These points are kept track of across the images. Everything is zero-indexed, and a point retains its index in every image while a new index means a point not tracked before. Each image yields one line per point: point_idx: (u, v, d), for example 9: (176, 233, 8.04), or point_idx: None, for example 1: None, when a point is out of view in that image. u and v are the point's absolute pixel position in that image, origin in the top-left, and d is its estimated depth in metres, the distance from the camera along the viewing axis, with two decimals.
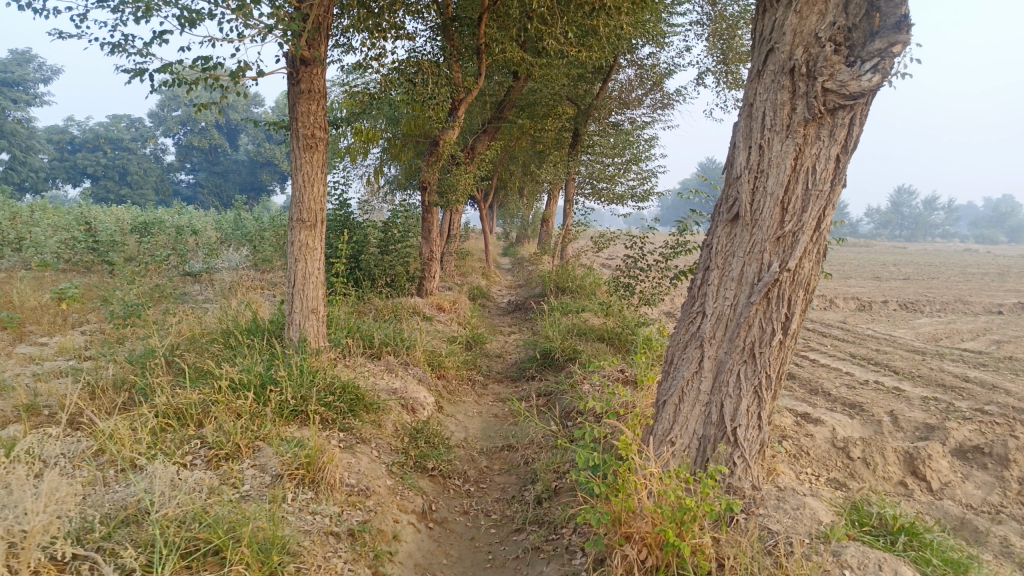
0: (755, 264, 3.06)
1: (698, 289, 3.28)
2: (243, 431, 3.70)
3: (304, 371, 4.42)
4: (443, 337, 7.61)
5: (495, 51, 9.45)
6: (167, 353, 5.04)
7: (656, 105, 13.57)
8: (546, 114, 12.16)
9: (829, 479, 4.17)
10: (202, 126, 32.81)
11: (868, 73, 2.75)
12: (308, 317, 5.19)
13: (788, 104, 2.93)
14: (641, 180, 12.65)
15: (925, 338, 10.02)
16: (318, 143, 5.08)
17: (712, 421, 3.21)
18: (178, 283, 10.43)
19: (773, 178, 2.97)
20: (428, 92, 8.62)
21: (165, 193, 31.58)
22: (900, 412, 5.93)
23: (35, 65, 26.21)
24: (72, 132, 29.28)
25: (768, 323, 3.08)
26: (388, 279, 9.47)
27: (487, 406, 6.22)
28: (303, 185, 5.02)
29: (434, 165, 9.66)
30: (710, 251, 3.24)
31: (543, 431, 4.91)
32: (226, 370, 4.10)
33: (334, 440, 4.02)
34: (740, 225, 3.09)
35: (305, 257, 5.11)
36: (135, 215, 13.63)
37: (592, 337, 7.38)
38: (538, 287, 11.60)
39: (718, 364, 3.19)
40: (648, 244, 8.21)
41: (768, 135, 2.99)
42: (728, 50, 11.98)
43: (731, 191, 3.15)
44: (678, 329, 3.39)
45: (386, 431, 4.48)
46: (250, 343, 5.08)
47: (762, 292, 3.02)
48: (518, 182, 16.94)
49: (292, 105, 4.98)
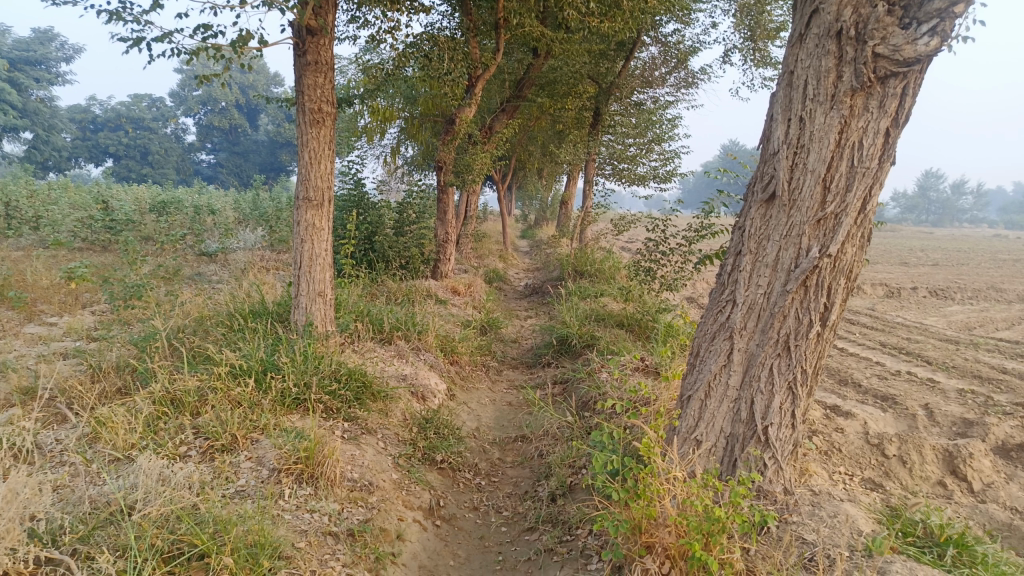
0: (792, 249, 2.79)
1: (728, 276, 3.02)
2: (241, 421, 3.52)
3: (308, 357, 4.22)
4: (458, 321, 7.39)
5: (514, 26, 9.13)
6: (171, 335, 4.87)
7: (680, 84, 13.17)
8: (566, 93, 11.79)
9: (862, 479, 3.91)
10: (222, 106, 32.75)
11: (925, 36, 2.43)
12: (315, 300, 4.98)
13: (833, 72, 2.64)
14: (663, 160, 12.29)
15: (958, 327, 9.66)
16: (326, 118, 4.84)
17: (741, 419, 2.97)
18: (193, 262, 10.30)
19: (815, 153, 2.70)
20: (444, 69, 8.32)
21: (186, 172, 31.60)
22: (936, 406, 5.62)
23: (57, 44, 26.09)
24: (94, 111, 29.27)
25: (805, 313, 2.82)
26: (403, 260, 9.25)
27: (501, 394, 6.00)
28: (309, 163, 4.80)
29: (450, 145, 9.40)
30: (742, 235, 2.96)
31: (559, 421, 4.68)
32: (226, 356, 3.92)
33: (338, 430, 3.82)
34: (776, 206, 2.81)
35: (312, 238, 4.90)
36: (153, 194, 13.51)
37: (611, 323, 7.13)
38: (556, 270, 11.33)
39: (748, 357, 2.94)
40: (671, 227, 7.90)
41: (809, 107, 2.70)
42: (756, 27, 11.56)
43: (766, 169, 2.87)
44: (705, 319, 3.13)
45: (393, 420, 4.27)
46: (255, 326, 4.89)
47: (799, 280, 2.77)
48: (537, 163, 16.64)
49: (298, 77, 4.75)
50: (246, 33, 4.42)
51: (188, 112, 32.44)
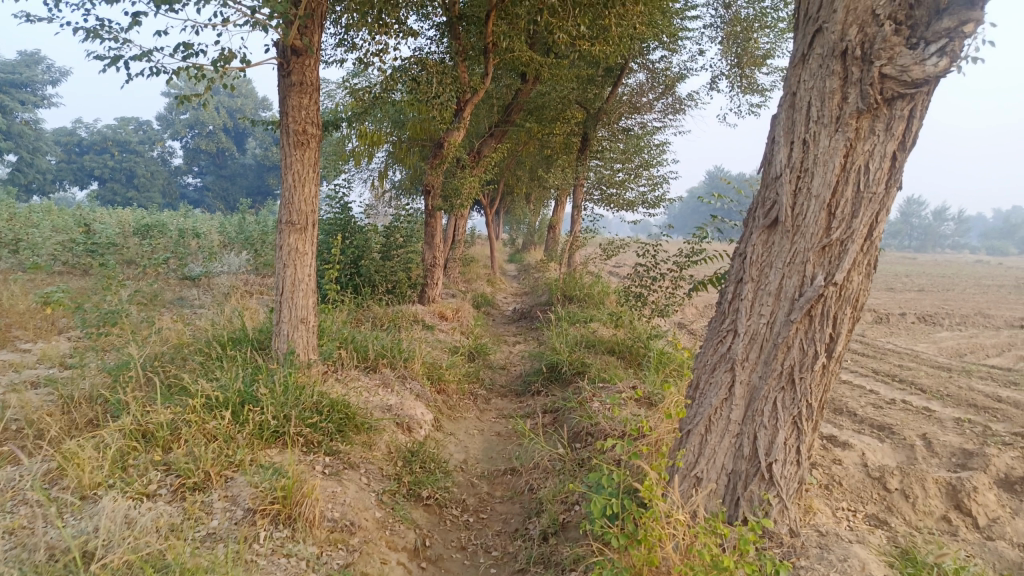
0: (796, 277, 2.67)
1: (729, 304, 2.89)
2: (216, 457, 3.33)
3: (288, 388, 4.04)
4: (445, 348, 7.22)
5: (502, 51, 9.09)
6: (147, 363, 4.68)
7: (668, 110, 13.20)
8: (555, 118, 11.76)
9: (865, 515, 3.75)
10: (209, 129, 32.65)
11: (933, 57, 2.33)
12: (298, 328, 4.81)
13: (838, 93, 2.54)
14: (652, 186, 12.21)
15: (949, 354, 9.59)
16: (310, 139, 4.70)
17: (744, 455, 2.82)
18: (175, 287, 10.09)
19: (819, 178, 2.59)
20: (433, 92, 8.24)
21: (172, 196, 31.34)
22: (934, 436, 5.50)
23: (44, 67, 25.98)
24: (80, 133, 29.07)
25: (810, 344, 2.69)
26: (389, 285, 9.09)
27: (489, 423, 5.82)
28: (292, 185, 4.66)
29: (438, 168, 9.29)
30: (743, 262, 2.85)
31: (549, 453, 4.51)
32: (201, 387, 3.74)
33: (318, 466, 3.64)
34: (779, 232, 2.70)
35: (295, 263, 4.74)
36: (137, 217, 13.31)
37: (602, 350, 6.99)
38: (544, 295, 11.21)
39: (751, 390, 2.80)
40: (661, 252, 7.81)
41: (813, 129, 2.60)
42: (743, 54, 11.62)
43: (768, 194, 2.77)
44: (705, 349, 3.00)
45: (377, 454, 4.09)
46: (234, 354, 4.71)
47: (804, 310, 2.64)
48: (525, 188, 16.59)
49: (282, 98, 4.62)
50: (228, 52, 4.28)
51: (175, 135, 32.33)
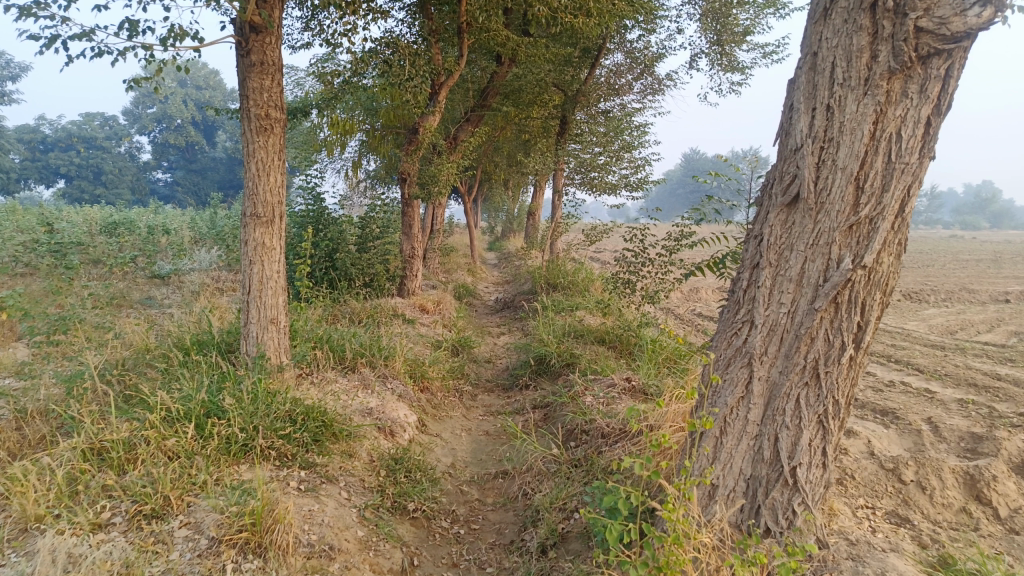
0: (819, 260, 2.39)
1: (744, 292, 2.61)
2: (177, 478, 2.99)
3: (258, 396, 3.70)
4: (427, 343, 6.89)
5: (476, 30, 8.74)
6: (107, 371, 4.30)
7: (646, 91, 12.87)
8: (532, 102, 11.41)
9: (884, 513, 3.49)
10: (178, 123, 31.83)
11: (975, 6, 2.07)
12: (267, 329, 4.45)
13: (867, 51, 2.26)
14: (634, 169, 11.88)
15: (940, 332, 9.44)
16: (274, 124, 4.33)
17: (764, 459, 2.54)
18: (143, 286, 9.64)
19: (845, 148, 2.30)
20: (407, 75, 7.88)
21: (142, 192, 30.55)
22: (939, 420, 5.28)
23: (2, 62, 25.24)
24: (43, 131, 28.20)
25: (836, 335, 2.41)
26: (367, 279, 8.73)
27: (477, 422, 5.53)
28: (256, 175, 4.28)
29: (414, 155, 8.90)
30: (760, 245, 2.56)
31: (543, 454, 4.22)
32: (161, 399, 3.39)
33: (293, 482, 3.31)
34: (800, 211, 2.41)
35: (263, 258, 4.38)
36: (103, 215, 12.79)
37: (591, 340, 6.72)
38: (527, 284, 10.90)
39: (771, 388, 2.53)
40: (649, 236, 7.51)
41: (838, 93, 2.31)
42: (722, 31, 11.34)
43: (786, 168, 2.48)
44: (718, 341, 2.72)
45: (359, 463, 3.79)
46: (199, 360, 4.35)
47: (829, 297, 2.36)
48: (503, 174, 16.23)
49: (242, 80, 4.24)
50: (180, 28, 3.89)
51: (142, 130, 31.51)
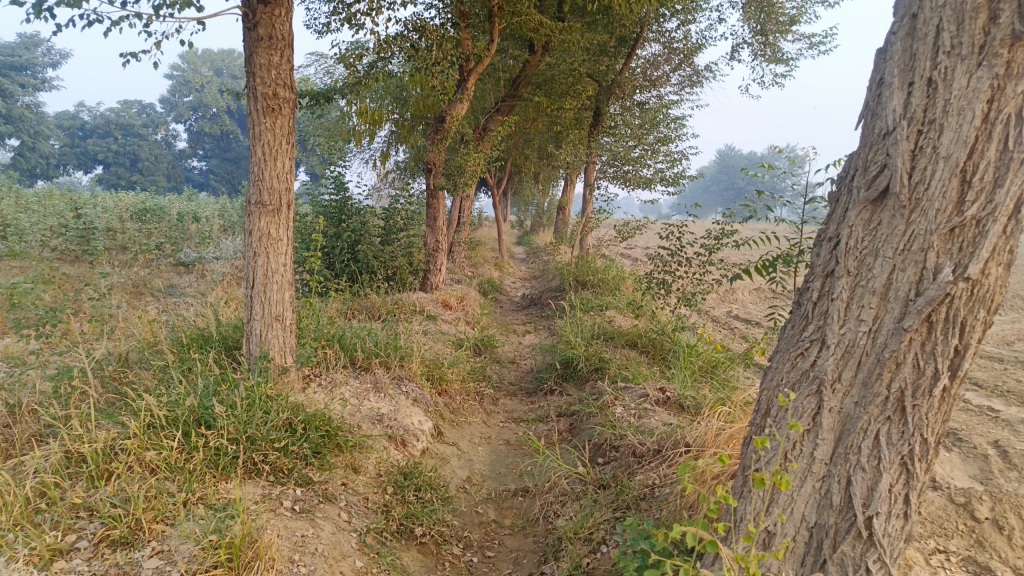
0: (911, 269, 1.96)
1: (815, 305, 2.19)
2: (153, 497, 2.66)
3: (254, 402, 3.36)
4: (448, 341, 6.53)
5: (507, 15, 8.31)
6: (104, 367, 4.01)
7: (684, 83, 12.36)
8: (565, 92, 10.96)
9: (957, 560, 3.04)
10: (213, 112, 31.86)
11: None
12: (272, 326, 4.11)
13: (983, 13, 1.82)
14: (670, 162, 11.36)
15: (995, 342, 8.82)
16: (282, 105, 3.98)
17: (832, 505, 2.13)
18: (166, 273, 9.44)
19: (950, 132, 1.86)
20: (433, 59, 7.40)
21: (178, 180, 30.67)
22: (1008, 443, 4.76)
23: (44, 49, 25.52)
24: (82, 117, 28.42)
25: (928, 361, 1.98)
26: (389, 272, 8.40)
27: (497, 429, 5.16)
28: (263, 159, 3.95)
29: (440, 144, 8.47)
30: (836, 248, 2.14)
31: (568, 472, 3.83)
32: (148, 403, 3.07)
33: (286, 501, 2.98)
34: (889, 210, 1.98)
35: (268, 251, 4.03)
36: (134, 201, 12.67)
37: (621, 343, 6.30)
38: (555, 280, 10.49)
39: (844, 422, 2.12)
40: (687, 234, 7.05)
41: (943, 63, 1.87)
42: (767, 21, 10.79)
43: (872, 157, 2.05)
44: (779, 361, 2.32)
45: (363, 478, 3.46)
46: (200, 358, 4.03)
47: (922, 315, 1.93)
48: (533, 168, 15.83)
49: (248, 57, 3.90)
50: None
51: (179, 118, 31.67)
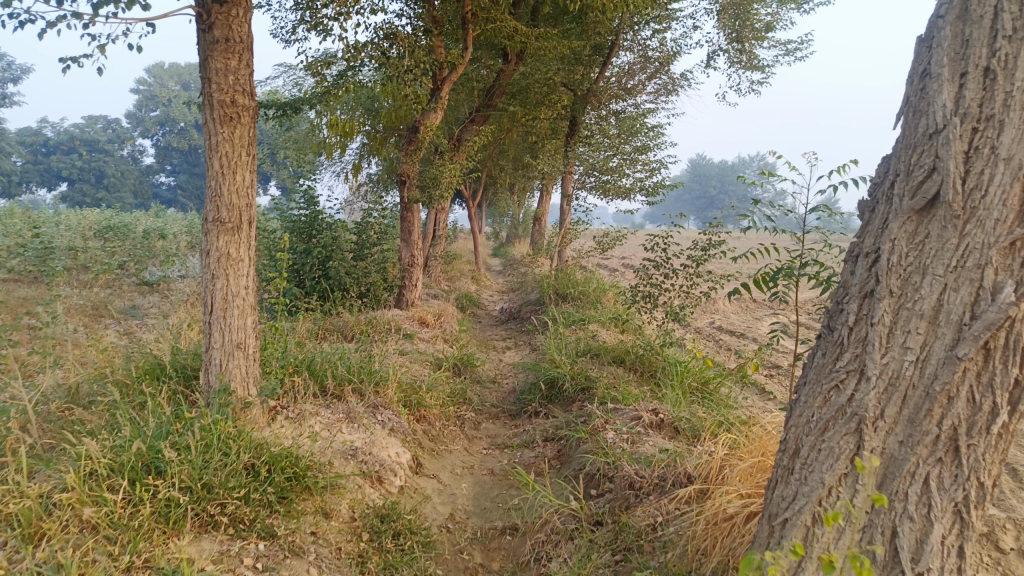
0: (965, 289, 1.70)
1: (852, 331, 1.91)
2: (90, 563, 2.30)
3: (212, 442, 3.01)
4: (427, 361, 6.19)
5: (482, 22, 8.02)
6: (48, 404, 3.62)
7: (660, 91, 12.19)
8: (540, 102, 10.74)
9: None
10: (181, 126, 31.19)
11: None
12: (233, 356, 3.75)
13: None
14: (649, 172, 11.16)
15: None
16: (241, 113, 3.65)
17: (875, 561, 1.85)
18: (129, 293, 8.99)
19: (1012, 130, 1.62)
20: (405, 67, 7.15)
21: (145, 196, 29.91)
22: (1017, 460, 4.51)
23: (5, 64, 24.70)
24: (46, 133, 27.63)
25: (985, 394, 1.71)
26: (362, 289, 8.05)
27: (480, 457, 4.84)
28: (220, 172, 3.61)
29: (414, 156, 8.06)
30: (874, 266, 1.87)
31: (560, 507, 3.53)
32: (89, 448, 2.70)
33: (247, 559, 2.66)
34: (940, 220, 1.73)
35: (227, 273, 3.69)
36: (99, 218, 12.16)
37: (607, 360, 6.03)
38: (534, 293, 10.21)
39: (886, 465, 1.84)
40: (674, 244, 6.71)
41: (1003, 49, 1.64)
42: (743, 27, 10.66)
43: (916, 159, 1.79)
44: (807, 395, 2.04)
45: (336, 525, 3.14)
46: (155, 392, 3.66)
47: (979, 341, 1.67)
48: (509, 178, 15.56)
49: (203, 61, 3.56)
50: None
51: (146, 133, 30.97)
